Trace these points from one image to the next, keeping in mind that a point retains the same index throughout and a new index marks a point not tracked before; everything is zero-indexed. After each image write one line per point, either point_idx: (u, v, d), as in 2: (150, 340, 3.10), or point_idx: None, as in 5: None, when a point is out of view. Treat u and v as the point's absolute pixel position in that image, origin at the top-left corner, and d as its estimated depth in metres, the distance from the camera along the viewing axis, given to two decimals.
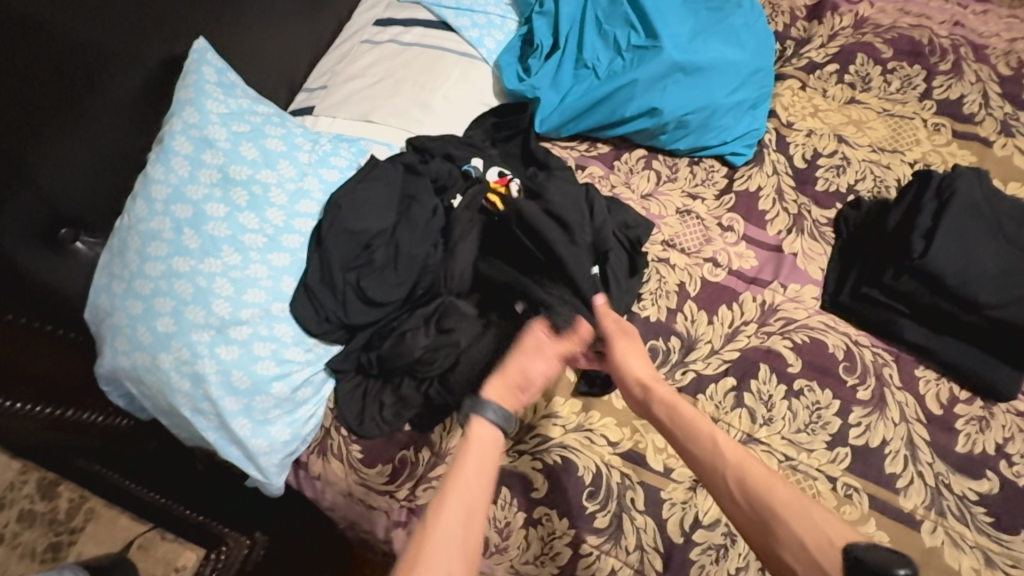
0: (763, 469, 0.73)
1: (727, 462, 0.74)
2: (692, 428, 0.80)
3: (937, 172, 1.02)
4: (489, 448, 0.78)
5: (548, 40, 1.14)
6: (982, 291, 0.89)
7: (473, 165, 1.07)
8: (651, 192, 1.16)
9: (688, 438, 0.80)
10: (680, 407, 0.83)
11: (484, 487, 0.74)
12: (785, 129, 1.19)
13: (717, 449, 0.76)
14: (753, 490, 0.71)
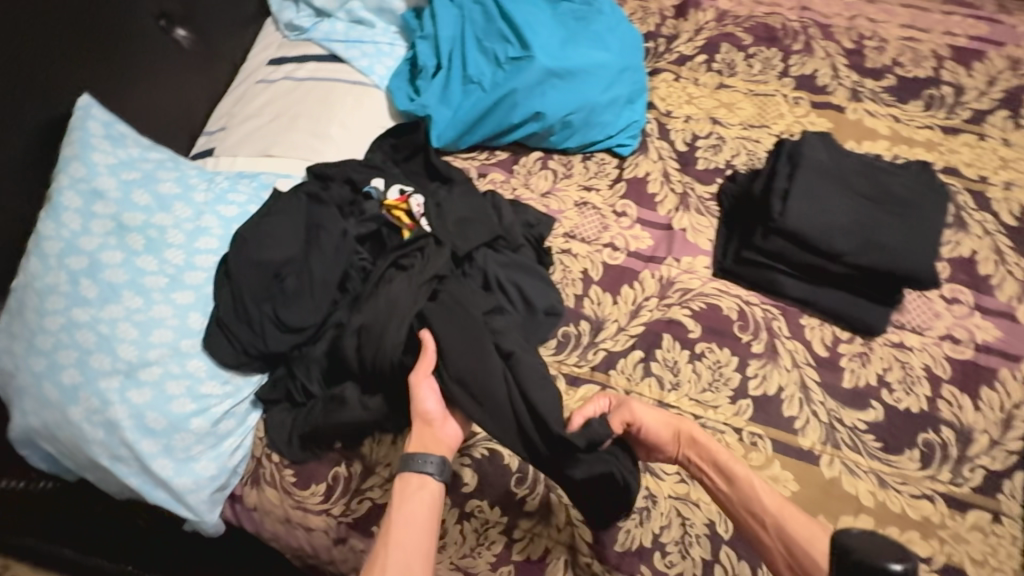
0: (804, 520, 0.82)
1: (765, 511, 0.84)
2: (732, 479, 0.88)
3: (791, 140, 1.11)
4: (426, 498, 0.86)
5: (433, 62, 1.22)
6: (839, 241, 0.97)
7: (374, 186, 1.13)
8: (550, 189, 1.23)
9: (726, 486, 0.88)
10: (715, 454, 0.90)
11: (424, 537, 0.83)
12: (664, 118, 1.29)
13: (758, 496, 0.85)
14: (794, 537, 0.81)
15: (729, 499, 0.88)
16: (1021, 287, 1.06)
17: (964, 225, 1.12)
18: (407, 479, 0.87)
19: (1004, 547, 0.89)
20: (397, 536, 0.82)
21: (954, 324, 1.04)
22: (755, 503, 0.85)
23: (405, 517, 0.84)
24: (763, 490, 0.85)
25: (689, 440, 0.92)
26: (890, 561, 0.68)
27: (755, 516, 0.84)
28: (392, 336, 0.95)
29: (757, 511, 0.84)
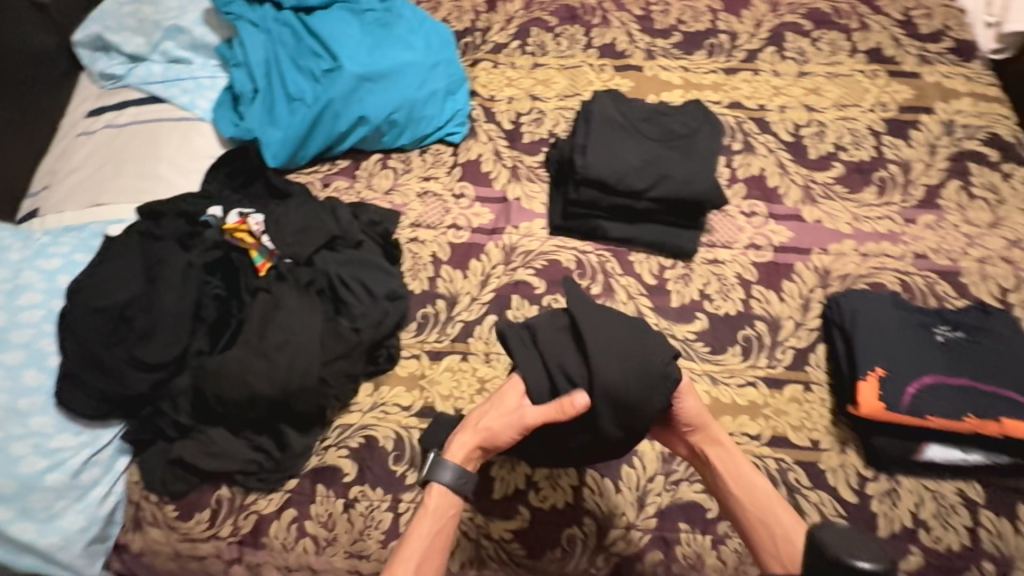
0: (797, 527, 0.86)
1: (778, 522, 0.86)
2: (742, 481, 0.90)
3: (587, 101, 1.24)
4: (444, 513, 0.90)
5: (251, 87, 1.26)
6: (636, 180, 1.10)
7: (211, 214, 1.13)
8: (392, 186, 1.29)
9: (738, 490, 0.90)
10: (737, 460, 0.91)
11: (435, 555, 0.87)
12: (488, 103, 1.39)
13: (766, 505, 0.88)
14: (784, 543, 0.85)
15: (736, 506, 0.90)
16: (802, 191, 1.23)
17: (752, 148, 1.28)
18: (438, 492, 0.90)
19: (816, 409, 1.03)
20: (414, 554, 0.86)
21: (755, 233, 1.20)
22: (767, 512, 0.88)
23: (424, 534, 0.87)
24: (772, 501, 0.88)
25: (708, 439, 0.93)
26: (859, 559, 0.64)
27: (766, 528, 0.87)
28: (242, 365, 0.97)
29: (762, 517, 0.87)
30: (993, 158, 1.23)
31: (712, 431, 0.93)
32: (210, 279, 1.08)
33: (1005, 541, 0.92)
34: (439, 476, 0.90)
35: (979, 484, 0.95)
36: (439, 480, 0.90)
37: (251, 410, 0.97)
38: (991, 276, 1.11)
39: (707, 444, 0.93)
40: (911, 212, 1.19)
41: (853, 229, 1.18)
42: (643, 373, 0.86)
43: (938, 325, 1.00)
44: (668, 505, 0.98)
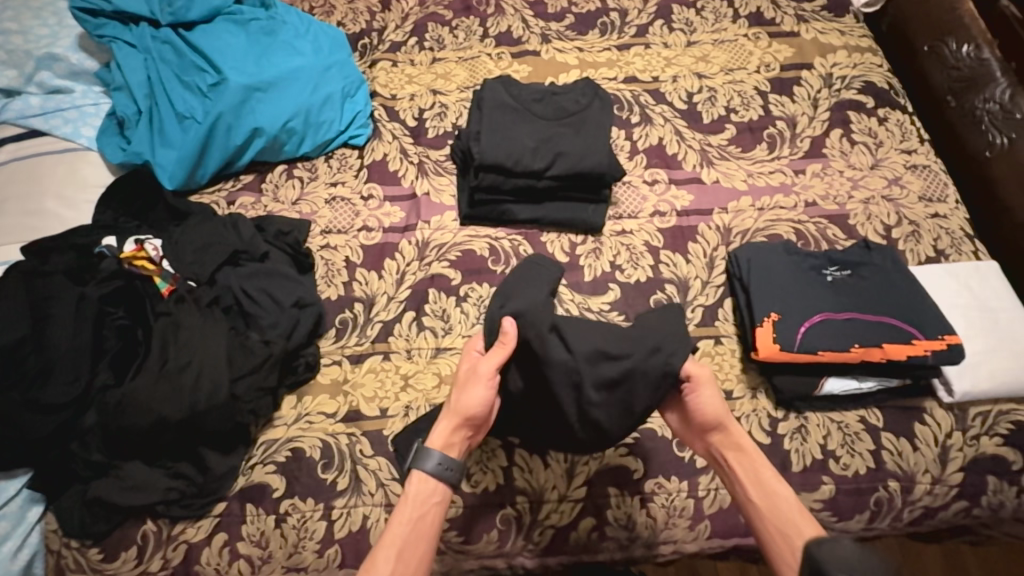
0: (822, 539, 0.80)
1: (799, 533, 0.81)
2: (761, 485, 0.86)
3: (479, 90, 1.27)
4: (430, 499, 0.85)
5: (135, 109, 1.23)
6: (532, 161, 1.13)
7: (106, 244, 1.09)
8: (299, 196, 1.27)
9: (759, 495, 0.85)
10: (761, 467, 0.87)
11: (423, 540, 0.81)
12: (390, 102, 1.38)
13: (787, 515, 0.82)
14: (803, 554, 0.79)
15: (754, 517, 0.84)
16: (699, 155, 1.28)
17: (651, 120, 1.32)
18: (420, 479, 0.85)
19: (727, 360, 1.07)
20: (396, 542, 0.81)
21: (658, 201, 1.23)
22: (790, 525, 0.82)
23: (405, 520, 0.83)
24: (798, 513, 0.82)
25: (729, 445, 0.89)
26: None
27: (785, 538, 0.81)
28: (149, 392, 0.96)
29: (784, 529, 0.81)
30: (870, 105, 1.31)
31: (735, 435, 0.89)
32: (111, 310, 1.05)
33: (905, 459, 0.98)
34: (421, 462, 0.85)
35: (878, 409, 1.01)
36: (421, 466, 0.85)
37: (162, 436, 0.97)
38: (875, 215, 1.18)
39: (730, 449, 0.89)
40: (799, 163, 1.25)
41: (749, 186, 1.23)
42: (635, 416, 0.91)
43: (827, 266, 1.07)
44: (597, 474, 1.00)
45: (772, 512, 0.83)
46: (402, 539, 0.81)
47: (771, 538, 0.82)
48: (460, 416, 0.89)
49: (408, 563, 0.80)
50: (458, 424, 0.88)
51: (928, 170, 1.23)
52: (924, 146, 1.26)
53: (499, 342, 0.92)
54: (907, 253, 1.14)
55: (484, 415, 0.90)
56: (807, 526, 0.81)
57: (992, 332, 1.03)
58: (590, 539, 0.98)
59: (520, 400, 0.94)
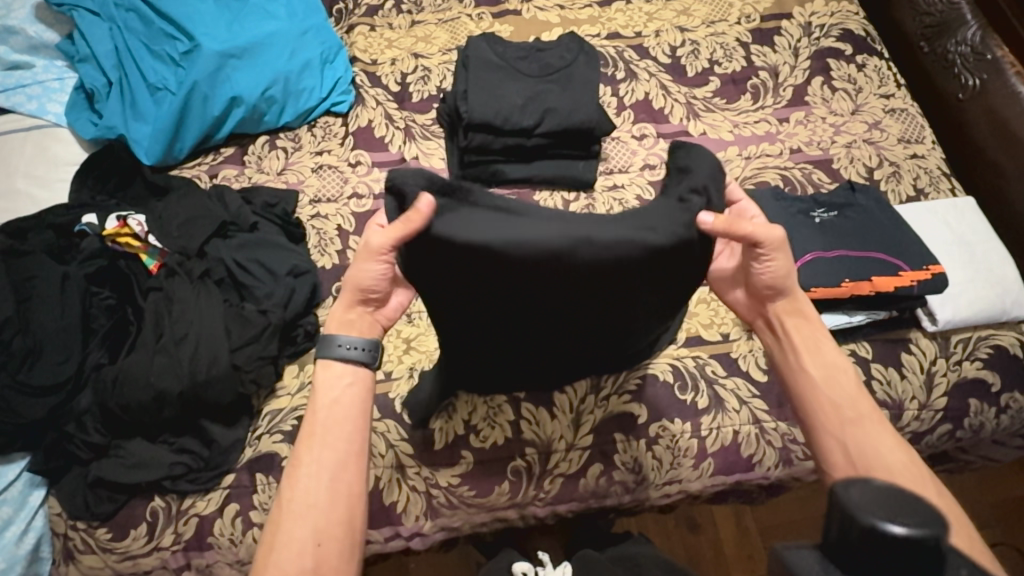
0: (873, 425, 0.76)
1: (857, 415, 0.76)
2: (820, 355, 0.80)
3: (463, 49, 1.25)
4: (347, 381, 0.78)
5: (104, 81, 1.19)
6: (522, 118, 1.13)
7: (86, 222, 1.06)
8: (284, 166, 1.23)
9: (815, 374, 0.79)
10: (822, 346, 0.80)
11: (338, 420, 0.76)
12: (371, 67, 1.34)
13: (839, 402, 0.77)
14: (857, 448, 0.75)
15: (804, 387, 0.80)
16: (685, 108, 1.28)
17: (636, 75, 1.32)
18: (327, 366, 0.79)
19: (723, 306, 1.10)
20: (309, 432, 0.76)
21: (648, 154, 1.24)
22: (847, 410, 0.77)
23: (326, 407, 0.77)
24: (854, 400, 0.77)
25: (791, 312, 0.82)
26: (889, 522, 0.49)
27: (838, 411, 0.77)
28: (149, 367, 0.95)
29: (837, 403, 0.77)
30: (848, 52, 1.33)
31: (799, 301, 0.82)
32: (97, 290, 1.03)
33: (895, 387, 1.02)
34: (326, 350, 0.78)
35: (868, 342, 1.05)
36: (325, 352, 0.79)
37: (162, 411, 0.95)
38: (857, 158, 1.21)
39: (788, 316, 0.82)
40: (783, 112, 1.27)
41: (736, 136, 1.25)
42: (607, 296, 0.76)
43: (815, 209, 1.10)
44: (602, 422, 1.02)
45: (829, 384, 0.78)
46: (321, 421, 0.76)
47: (818, 406, 0.78)
48: (354, 291, 0.80)
49: (332, 447, 0.75)
50: (353, 299, 0.80)
51: (906, 113, 1.26)
52: (901, 91, 1.29)
53: (404, 218, 0.69)
54: (888, 193, 1.18)
55: (381, 290, 0.80)
56: (865, 404, 0.77)
57: (970, 263, 1.08)
58: (599, 484, 1.01)
59: (495, 317, 0.81)
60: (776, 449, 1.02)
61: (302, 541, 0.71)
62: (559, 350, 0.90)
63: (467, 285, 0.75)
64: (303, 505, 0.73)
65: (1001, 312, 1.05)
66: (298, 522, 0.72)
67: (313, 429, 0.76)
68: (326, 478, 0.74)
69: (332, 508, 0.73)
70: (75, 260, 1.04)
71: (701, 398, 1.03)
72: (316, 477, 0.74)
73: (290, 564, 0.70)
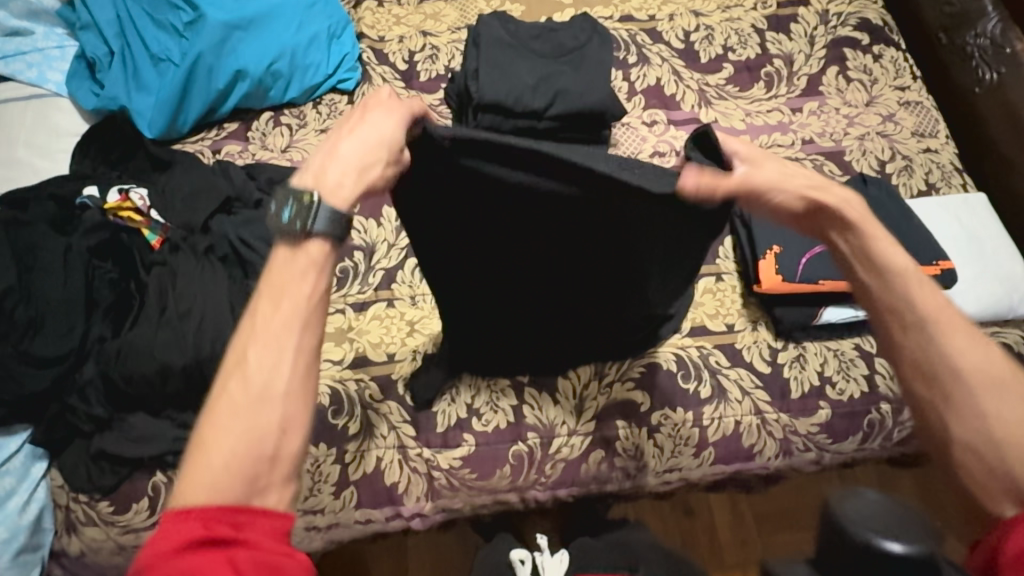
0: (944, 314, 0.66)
1: (924, 319, 0.66)
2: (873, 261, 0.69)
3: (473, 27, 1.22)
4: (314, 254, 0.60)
5: (106, 50, 1.17)
6: (533, 100, 1.11)
7: (88, 195, 1.06)
8: (289, 143, 1.21)
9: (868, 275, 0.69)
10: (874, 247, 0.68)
11: (308, 297, 0.59)
12: (378, 45, 1.32)
13: (903, 308, 0.67)
14: (915, 354, 0.66)
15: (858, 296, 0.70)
16: (697, 95, 1.26)
17: (648, 59, 1.29)
18: (318, 238, 0.60)
19: (729, 296, 1.09)
20: (284, 315, 0.58)
21: (657, 141, 1.22)
22: (913, 312, 0.66)
23: (295, 281, 0.59)
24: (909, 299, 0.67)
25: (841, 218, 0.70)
26: (887, 539, 0.49)
27: (895, 316, 0.67)
28: (153, 343, 0.94)
29: (897, 307, 0.67)
30: (865, 42, 1.30)
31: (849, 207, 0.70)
32: (100, 263, 1.02)
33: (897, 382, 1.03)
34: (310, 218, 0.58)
35: (872, 336, 1.05)
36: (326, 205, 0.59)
37: (164, 387, 0.95)
38: (870, 151, 1.20)
39: (835, 227, 0.70)
40: (797, 101, 1.25)
41: (747, 125, 1.23)
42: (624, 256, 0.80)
43: None
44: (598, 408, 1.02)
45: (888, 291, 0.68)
46: (299, 297, 0.58)
47: (875, 312, 0.69)
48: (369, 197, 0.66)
49: (307, 335, 0.58)
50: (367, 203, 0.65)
51: (921, 106, 1.24)
52: (916, 83, 1.27)
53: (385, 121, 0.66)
54: (900, 187, 1.17)
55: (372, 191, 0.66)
56: (930, 303, 0.66)
57: (978, 259, 1.08)
58: (600, 469, 1.01)
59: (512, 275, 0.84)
60: (777, 440, 1.02)
61: (258, 434, 0.54)
62: (573, 312, 0.92)
63: (475, 232, 0.77)
64: (257, 396, 0.55)
65: (1008, 310, 1.05)
66: (254, 411, 0.55)
67: (294, 310, 0.58)
68: (296, 363, 0.57)
69: (297, 398, 0.56)
70: (77, 231, 1.03)
71: (704, 387, 1.03)
72: (276, 362, 0.56)
73: (235, 457, 0.53)
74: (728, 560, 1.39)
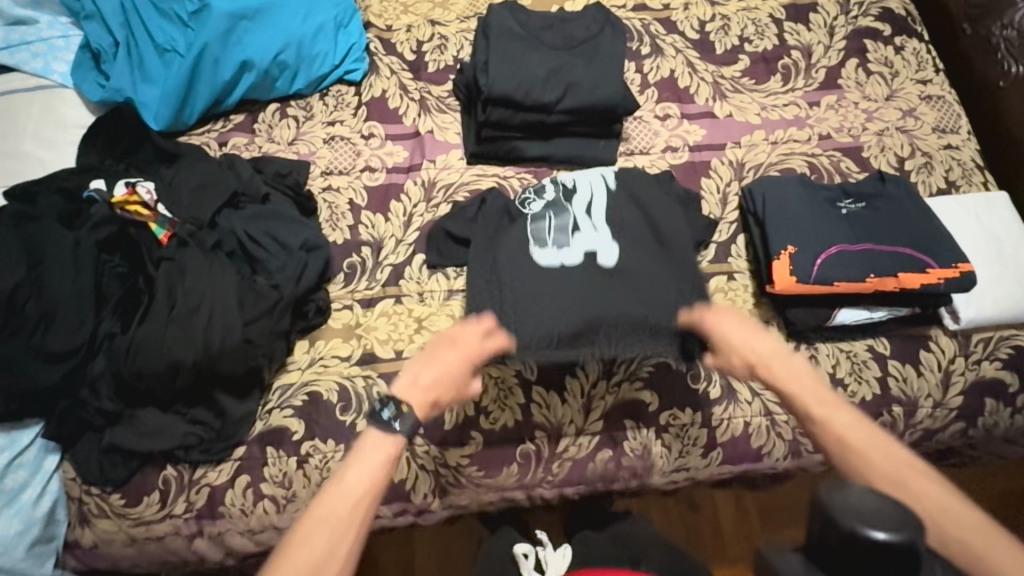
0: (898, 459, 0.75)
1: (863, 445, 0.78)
2: (839, 414, 0.81)
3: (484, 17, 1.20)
4: (381, 455, 0.79)
5: (111, 40, 1.15)
6: (544, 94, 1.09)
7: (94, 188, 1.04)
8: (296, 136, 1.20)
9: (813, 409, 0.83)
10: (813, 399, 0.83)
11: (374, 483, 0.77)
12: (386, 34, 1.29)
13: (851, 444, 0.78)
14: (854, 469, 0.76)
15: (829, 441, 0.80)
16: (712, 88, 1.23)
17: (661, 50, 1.26)
18: (393, 440, 0.80)
19: (740, 296, 1.07)
20: (354, 494, 0.75)
21: (670, 136, 1.19)
22: (866, 453, 0.77)
23: (359, 475, 0.77)
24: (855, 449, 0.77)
25: (769, 353, 0.89)
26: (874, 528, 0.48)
27: (859, 454, 0.77)
28: (165, 338, 0.93)
29: (862, 450, 0.77)
30: (886, 33, 1.26)
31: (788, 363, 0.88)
32: (108, 257, 1.02)
33: (910, 384, 1.02)
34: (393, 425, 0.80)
35: (886, 338, 1.03)
36: (406, 424, 0.80)
37: (173, 384, 0.94)
38: (888, 147, 1.17)
39: (769, 358, 0.89)
40: (814, 95, 1.22)
41: (763, 119, 1.20)
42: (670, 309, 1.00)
43: (841, 199, 1.06)
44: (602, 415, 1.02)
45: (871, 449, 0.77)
46: (368, 483, 0.77)
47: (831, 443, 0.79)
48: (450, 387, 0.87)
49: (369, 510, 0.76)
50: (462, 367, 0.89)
51: (943, 100, 1.21)
52: (939, 76, 1.23)
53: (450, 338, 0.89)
54: (919, 184, 1.14)
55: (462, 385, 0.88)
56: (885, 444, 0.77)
57: (997, 259, 1.05)
58: (607, 468, 1.01)
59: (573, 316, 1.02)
60: (786, 441, 1.02)
61: None
62: None
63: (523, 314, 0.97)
64: (315, 558, 0.71)
65: None
66: (316, 559, 0.71)
67: (365, 493, 0.76)
68: (348, 546, 0.73)
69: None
70: (84, 226, 1.02)
71: (713, 387, 1.03)
72: (325, 535, 0.73)
73: None
74: (730, 553, 1.40)
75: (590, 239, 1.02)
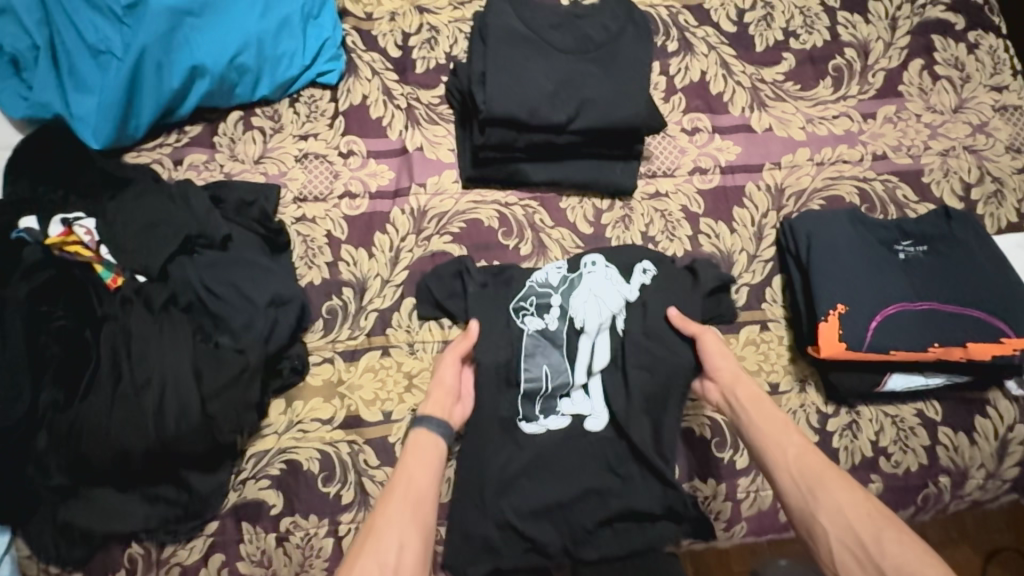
0: (827, 467, 0.73)
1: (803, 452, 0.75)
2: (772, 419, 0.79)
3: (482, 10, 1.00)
4: (431, 453, 0.80)
5: (30, 42, 0.95)
6: (553, 112, 0.91)
7: (25, 226, 0.89)
8: (262, 153, 1.02)
9: (760, 423, 0.79)
10: (758, 399, 0.81)
11: (427, 481, 0.77)
12: (365, 25, 1.09)
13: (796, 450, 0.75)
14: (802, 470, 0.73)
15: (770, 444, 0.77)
16: (750, 94, 1.05)
17: (692, 46, 1.07)
18: (426, 433, 0.81)
19: (774, 349, 0.94)
20: (409, 493, 0.75)
21: (699, 154, 1.02)
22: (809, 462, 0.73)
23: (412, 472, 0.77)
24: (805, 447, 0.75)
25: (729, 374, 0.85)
26: None
27: (807, 457, 0.74)
28: (116, 421, 0.83)
29: (804, 462, 0.74)
30: (959, 27, 1.06)
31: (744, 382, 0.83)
32: (46, 310, 0.87)
33: (962, 454, 0.90)
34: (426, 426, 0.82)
35: (937, 402, 0.92)
36: (431, 422, 0.82)
37: (129, 467, 0.84)
38: (953, 170, 1.00)
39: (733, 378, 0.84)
40: (869, 105, 1.04)
41: (808, 134, 1.03)
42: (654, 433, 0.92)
43: (899, 240, 0.92)
44: (617, 487, 0.88)
45: (806, 452, 0.75)
46: (412, 488, 0.76)
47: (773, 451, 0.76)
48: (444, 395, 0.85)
49: (428, 509, 0.75)
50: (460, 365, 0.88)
51: (1019, 112, 1.03)
52: (1018, 81, 1.04)
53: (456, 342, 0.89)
54: (985, 217, 0.98)
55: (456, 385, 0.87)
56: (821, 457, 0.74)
57: None
58: None
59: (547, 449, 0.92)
60: None
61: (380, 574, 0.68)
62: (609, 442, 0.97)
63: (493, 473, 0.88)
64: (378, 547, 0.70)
65: None
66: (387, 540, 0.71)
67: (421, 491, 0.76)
68: (402, 537, 0.72)
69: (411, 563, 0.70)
70: (16, 274, 0.87)
71: (740, 456, 0.92)
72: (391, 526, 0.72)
73: None
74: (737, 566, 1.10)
75: (580, 405, 0.91)
